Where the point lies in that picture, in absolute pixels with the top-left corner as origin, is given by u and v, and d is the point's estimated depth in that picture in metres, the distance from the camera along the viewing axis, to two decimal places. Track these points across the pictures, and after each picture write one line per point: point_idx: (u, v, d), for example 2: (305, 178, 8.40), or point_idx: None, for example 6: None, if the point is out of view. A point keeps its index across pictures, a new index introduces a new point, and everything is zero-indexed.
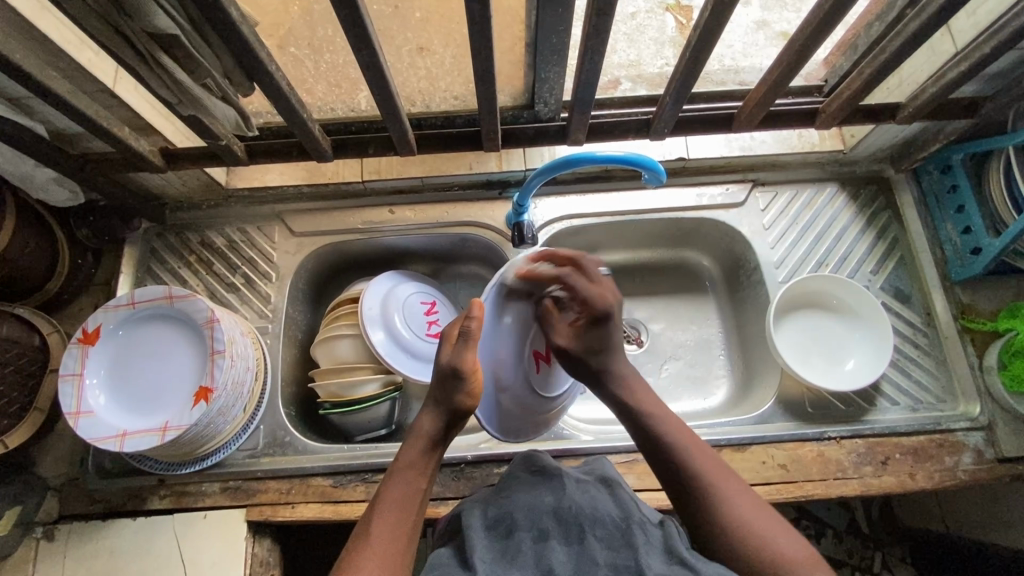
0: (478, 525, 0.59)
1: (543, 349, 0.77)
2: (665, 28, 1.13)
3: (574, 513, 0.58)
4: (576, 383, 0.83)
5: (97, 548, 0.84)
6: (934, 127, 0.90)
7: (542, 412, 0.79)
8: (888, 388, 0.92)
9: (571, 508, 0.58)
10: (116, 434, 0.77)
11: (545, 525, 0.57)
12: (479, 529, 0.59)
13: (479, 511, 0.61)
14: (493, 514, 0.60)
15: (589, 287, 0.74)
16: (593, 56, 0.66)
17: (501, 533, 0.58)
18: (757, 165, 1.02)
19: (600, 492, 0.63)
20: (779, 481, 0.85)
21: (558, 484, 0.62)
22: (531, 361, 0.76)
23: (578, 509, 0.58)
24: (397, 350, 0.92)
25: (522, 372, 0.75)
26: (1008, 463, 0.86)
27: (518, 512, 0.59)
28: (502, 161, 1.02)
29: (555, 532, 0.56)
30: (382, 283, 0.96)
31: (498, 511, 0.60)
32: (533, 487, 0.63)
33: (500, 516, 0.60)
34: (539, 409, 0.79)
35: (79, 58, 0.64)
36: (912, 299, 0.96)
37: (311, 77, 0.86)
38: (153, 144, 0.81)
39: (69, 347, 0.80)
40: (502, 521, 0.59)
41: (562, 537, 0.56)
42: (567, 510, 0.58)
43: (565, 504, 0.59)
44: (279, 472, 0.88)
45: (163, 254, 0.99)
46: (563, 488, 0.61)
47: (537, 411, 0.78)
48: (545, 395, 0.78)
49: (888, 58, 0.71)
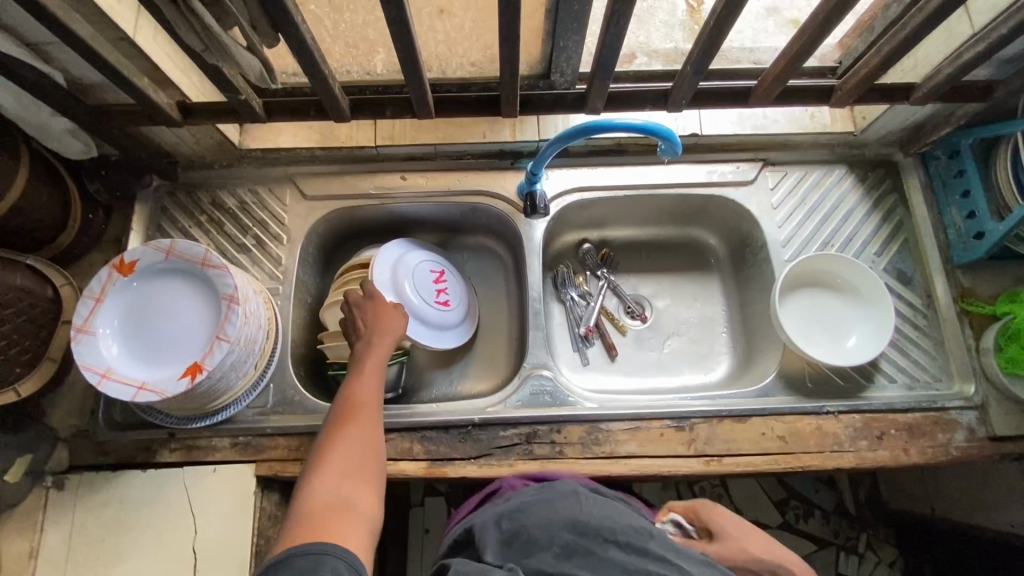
0: (494, 542, 0.61)
1: (438, 275, 1.02)
2: (676, 11, 1.09)
3: (592, 526, 0.58)
4: (454, 315, 1.00)
5: (108, 498, 0.86)
6: (945, 110, 0.91)
7: (448, 326, 0.99)
8: (886, 366, 0.94)
9: (590, 523, 0.58)
10: (102, 370, 0.78)
11: (565, 541, 0.57)
12: (495, 546, 0.61)
13: (492, 528, 0.63)
14: (507, 529, 0.62)
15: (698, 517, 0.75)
16: (618, 21, 0.66)
17: (519, 550, 0.60)
18: (768, 145, 1.03)
19: (617, 505, 0.62)
20: (777, 452, 0.87)
21: (574, 501, 0.62)
22: (433, 287, 1.00)
23: (597, 524, 0.58)
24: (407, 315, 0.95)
25: (428, 297, 0.98)
26: (1000, 441, 0.89)
27: (534, 528, 0.60)
28: (516, 130, 1.02)
29: (579, 550, 0.56)
30: (393, 253, 0.98)
31: (513, 526, 0.62)
32: (548, 505, 0.62)
33: (515, 531, 0.62)
34: (447, 324, 0.99)
35: (101, 3, 0.64)
36: (913, 282, 0.98)
37: (328, 37, 0.82)
38: (170, 97, 0.81)
39: (97, 274, 0.82)
40: (517, 537, 0.61)
41: (587, 553, 0.56)
42: (585, 525, 0.58)
43: (582, 518, 0.59)
44: (288, 429, 0.89)
45: (174, 212, 0.99)
46: (578, 503, 0.61)
47: (444, 324, 0.99)
48: (449, 307, 1.00)
49: (910, 33, 0.72)
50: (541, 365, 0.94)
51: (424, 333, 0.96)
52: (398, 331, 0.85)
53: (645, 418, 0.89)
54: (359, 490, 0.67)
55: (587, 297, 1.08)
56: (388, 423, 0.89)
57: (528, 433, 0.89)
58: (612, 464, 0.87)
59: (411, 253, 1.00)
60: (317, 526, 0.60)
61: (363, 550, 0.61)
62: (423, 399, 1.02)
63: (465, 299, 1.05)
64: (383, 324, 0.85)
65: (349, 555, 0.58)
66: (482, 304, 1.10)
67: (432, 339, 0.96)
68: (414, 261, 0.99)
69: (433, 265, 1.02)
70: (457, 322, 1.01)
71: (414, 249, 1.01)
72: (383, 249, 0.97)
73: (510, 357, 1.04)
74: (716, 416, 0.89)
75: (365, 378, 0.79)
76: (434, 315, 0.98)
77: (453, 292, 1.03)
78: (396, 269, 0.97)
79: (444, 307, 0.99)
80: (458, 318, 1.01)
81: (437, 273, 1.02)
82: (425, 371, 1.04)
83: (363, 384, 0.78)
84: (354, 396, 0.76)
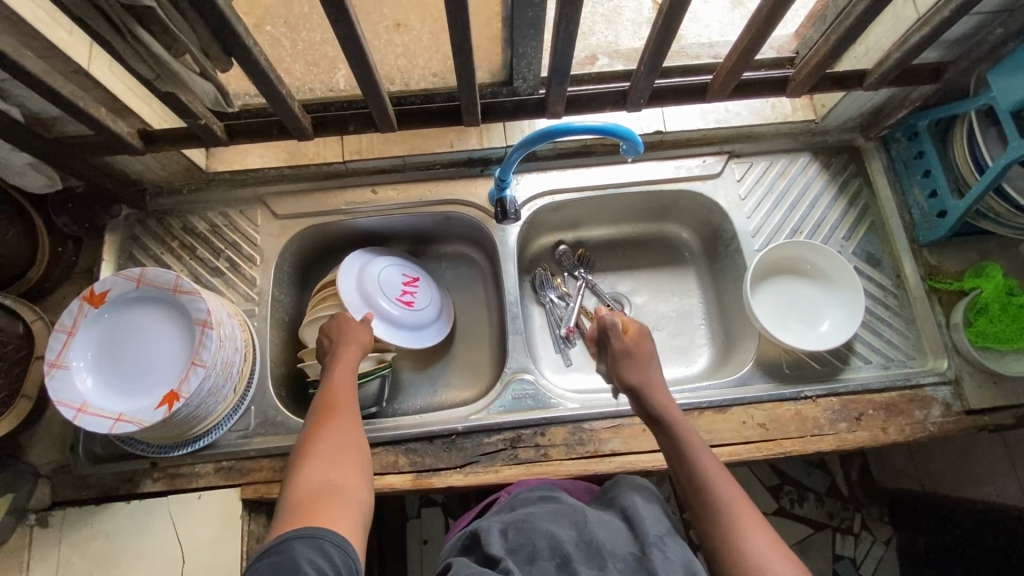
0: (499, 548, 0.60)
1: (409, 280, 1.02)
2: (642, 9, 1.10)
3: (594, 543, 0.60)
4: (418, 318, 0.99)
5: (91, 533, 0.85)
6: (901, 93, 0.93)
7: (411, 327, 0.98)
8: (861, 348, 0.95)
9: (594, 540, 0.60)
10: (78, 404, 0.77)
11: (567, 552, 0.59)
12: (500, 549, 0.60)
13: (497, 534, 0.63)
14: (514, 538, 0.61)
15: (624, 343, 0.82)
16: (568, 26, 0.67)
17: (524, 558, 0.59)
18: (733, 136, 1.04)
19: (620, 523, 0.64)
20: (758, 440, 0.88)
21: (579, 517, 0.64)
22: (400, 291, 0.99)
23: (599, 542, 0.60)
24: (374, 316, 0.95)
25: (392, 299, 0.98)
26: (975, 415, 0.90)
27: (540, 542, 0.60)
28: (483, 137, 1.02)
29: (578, 560, 0.58)
30: (355, 265, 0.98)
31: (520, 536, 0.61)
32: (553, 517, 0.64)
33: (522, 542, 0.61)
34: (410, 325, 0.98)
35: (51, 37, 0.64)
36: (882, 262, 1.00)
37: (288, 56, 0.85)
38: (131, 126, 0.81)
39: (70, 303, 0.81)
40: (522, 546, 0.60)
41: (586, 564, 0.58)
42: (589, 541, 0.60)
43: (586, 536, 0.61)
44: (272, 450, 0.89)
45: (144, 240, 0.99)
46: (584, 521, 0.63)
47: (406, 325, 0.98)
48: (414, 309, 0.99)
49: (854, 21, 0.73)
50: (522, 369, 0.95)
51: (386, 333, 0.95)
52: (364, 341, 0.86)
53: (627, 414, 0.90)
54: (346, 476, 0.67)
55: (566, 298, 1.09)
56: (373, 437, 0.89)
57: (512, 438, 0.89)
58: (597, 463, 0.87)
59: (382, 258, 1.01)
60: (305, 512, 0.61)
61: (355, 533, 0.61)
62: (407, 410, 1.02)
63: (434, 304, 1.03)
64: (350, 335, 0.86)
65: (339, 537, 0.58)
66: (461, 312, 1.10)
67: (410, 340, 0.97)
68: (382, 263, 1.00)
69: (405, 271, 1.02)
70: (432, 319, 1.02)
71: (386, 256, 1.02)
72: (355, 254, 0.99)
73: (491, 363, 1.04)
74: (697, 408, 0.90)
75: (339, 376, 0.79)
76: (404, 316, 0.98)
77: (425, 296, 1.02)
78: (366, 271, 0.98)
79: (409, 310, 0.99)
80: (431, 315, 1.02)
81: (403, 275, 1.02)
82: (408, 383, 1.04)
83: (338, 380, 0.79)
84: (329, 395, 0.77)
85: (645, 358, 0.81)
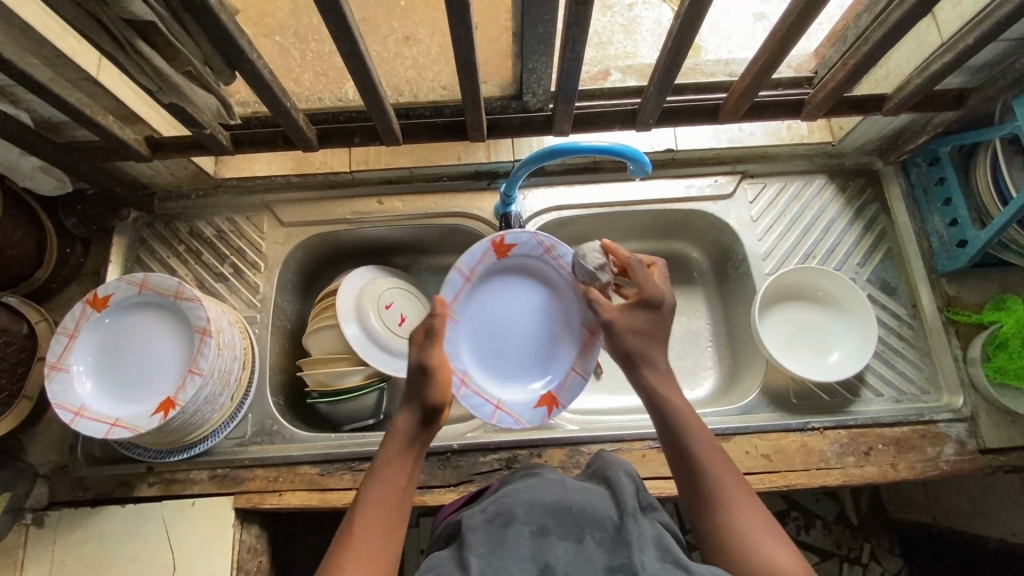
0: (476, 522, 0.56)
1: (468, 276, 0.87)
2: (663, 19, 1.08)
3: (572, 512, 0.56)
4: (505, 321, 0.89)
5: (87, 535, 0.85)
6: (922, 119, 0.90)
7: (512, 330, 0.90)
8: (872, 380, 0.92)
9: (573, 507, 0.56)
10: (76, 407, 0.78)
11: (544, 521, 0.55)
12: (476, 522, 0.56)
13: (476, 510, 0.58)
14: (491, 508, 0.58)
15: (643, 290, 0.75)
16: (574, 45, 0.66)
17: (498, 525, 0.55)
18: (746, 156, 1.02)
19: (603, 492, 0.60)
20: (762, 471, 0.86)
21: (559, 485, 0.59)
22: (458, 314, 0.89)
23: (578, 509, 0.56)
24: (365, 339, 0.93)
25: (386, 325, 0.95)
26: (990, 454, 0.87)
27: (519, 507, 0.57)
28: (490, 152, 1.01)
29: (555, 529, 0.54)
30: (545, 236, 0.87)
31: (498, 506, 0.57)
32: (533, 486, 0.60)
33: (499, 510, 0.57)
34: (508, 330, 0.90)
35: (60, 45, 0.64)
36: (897, 292, 0.97)
37: (297, 67, 0.85)
38: (139, 133, 0.81)
39: (75, 304, 0.82)
40: (500, 514, 0.56)
41: (562, 534, 0.54)
42: (567, 509, 0.56)
43: (565, 503, 0.57)
44: (267, 460, 0.88)
45: (152, 243, 1.00)
46: (565, 487, 0.59)
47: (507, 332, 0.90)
48: (505, 311, 0.90)
49: (874, 46, 0.71)
50: None
51: (376, 356, 0.93)
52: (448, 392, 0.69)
53: (627, 439, 0.88)
54: None
55: None
56: (369, 452, 0.88)
57: (508, 458, 0.88)
58: None
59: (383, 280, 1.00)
60: None
61: None
62: None
63: (485, 318, 0.89)
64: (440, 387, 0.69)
65: None
66: None
67: (547, 373, 0.90)
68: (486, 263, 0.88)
69: (485, 260, 0.87)
70: (499, 373, 0.88)
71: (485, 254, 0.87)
72: (364, 272, 0.99)
73: None
74: None
75: (382, 489, 0.62)
76: (512, 311, 0.90)
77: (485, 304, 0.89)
78: (365, 290, 0.97)
79: (500, 313, 0.89)
80: (487, 413, 0.84)
81: (461, 285, 0.87)
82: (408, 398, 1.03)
83: (382, 492, 0.61)
84: (371, 509, 0.60)
85: (659, 351, 0.73)
